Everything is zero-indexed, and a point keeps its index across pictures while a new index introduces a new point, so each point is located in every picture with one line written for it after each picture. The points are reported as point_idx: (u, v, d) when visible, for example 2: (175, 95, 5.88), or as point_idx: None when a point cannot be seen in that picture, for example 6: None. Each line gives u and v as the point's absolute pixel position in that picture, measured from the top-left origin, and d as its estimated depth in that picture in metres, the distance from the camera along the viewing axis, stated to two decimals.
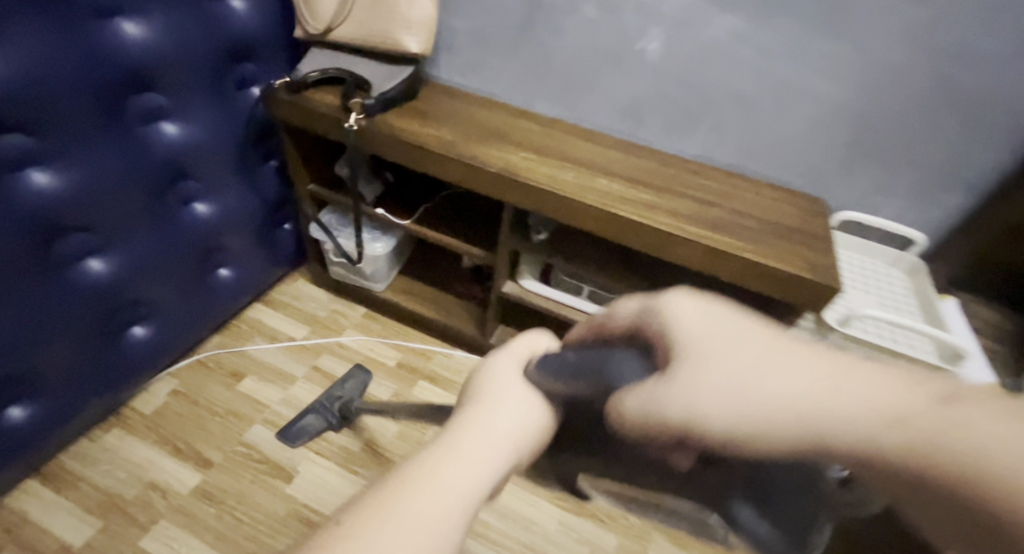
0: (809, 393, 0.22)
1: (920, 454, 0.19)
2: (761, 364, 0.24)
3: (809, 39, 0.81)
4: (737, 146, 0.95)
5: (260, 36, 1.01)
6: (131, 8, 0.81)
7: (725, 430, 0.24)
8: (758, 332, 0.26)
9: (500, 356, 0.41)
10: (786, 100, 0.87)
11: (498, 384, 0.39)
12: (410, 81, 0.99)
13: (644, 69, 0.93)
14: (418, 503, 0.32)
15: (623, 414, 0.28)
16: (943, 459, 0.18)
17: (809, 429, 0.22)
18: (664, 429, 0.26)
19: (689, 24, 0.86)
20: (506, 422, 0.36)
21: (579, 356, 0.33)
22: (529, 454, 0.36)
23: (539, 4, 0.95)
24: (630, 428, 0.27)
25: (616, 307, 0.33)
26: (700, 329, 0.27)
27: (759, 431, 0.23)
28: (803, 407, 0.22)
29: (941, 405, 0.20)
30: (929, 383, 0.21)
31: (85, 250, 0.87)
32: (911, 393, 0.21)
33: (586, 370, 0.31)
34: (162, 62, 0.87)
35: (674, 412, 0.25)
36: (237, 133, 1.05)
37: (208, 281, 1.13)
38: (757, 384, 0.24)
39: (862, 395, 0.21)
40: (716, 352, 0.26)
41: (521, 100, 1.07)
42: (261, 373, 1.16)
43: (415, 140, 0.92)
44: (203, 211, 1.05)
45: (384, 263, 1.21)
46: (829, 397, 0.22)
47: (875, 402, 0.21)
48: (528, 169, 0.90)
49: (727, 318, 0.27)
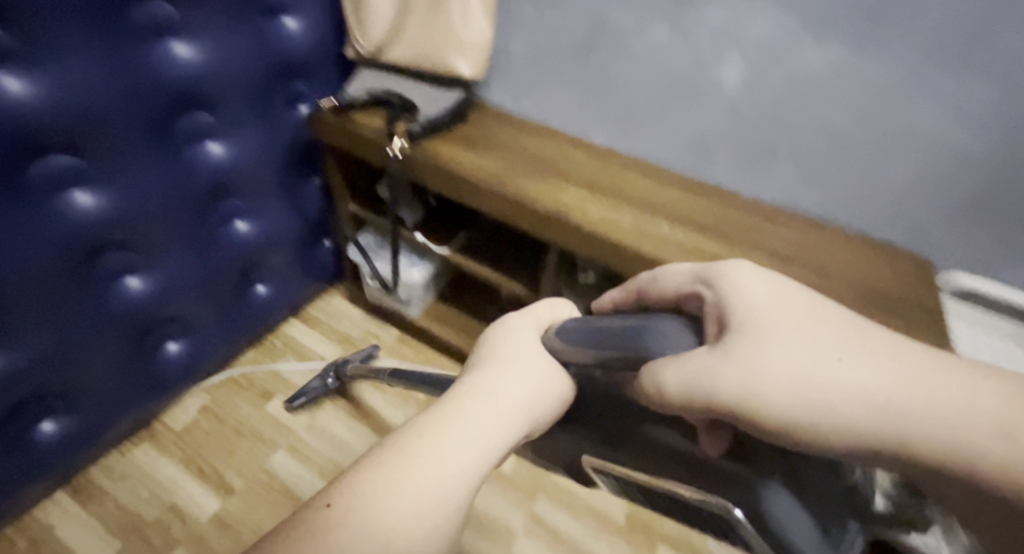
0: (872, 386, 0.28)
1: (972, 458, 0.26)
2: (825, 347, 0.31)
3: (925, 75, 0.69)
4: (822, 188, 0.83)
5: (310, 54, 0.98)
6: (185, 29, 0.79)
7: (789, 402, 0.30)
8: (822, 319, 0.32)
9: (513, 321, 0.45)
10: (894, 144, 0.75)
11: (510, 348, 0.42)
12: (459, 107, 0.94)
13: (718, 100, 0.84)
14: (437, 456, 0.34)
15: (665, 377, 0.33)
16: (981, 461, 0.26)
17: (879, 418, 0.28)
18: (713, 399, 0.32)
19: (778, 52, 0.77)
20: (519, 385, 0.39)
21: (614, 326, 0.37)
22: (542, 416, 0.39)
23: (605, 27, 0.88)
24: (673, 392, 0.33)
25: (661, 281, 0.39)
26: (764, 311, 0.33)
27: (821, 410, 0.29)
28: (871, 399, 0.28)
29: (998, 416, 0.26)
30: (987, 387, 0.28)
31: (123, 268, 0.86)
32: (971, 398, 0.27)
33: (628, 337, 0.35)
34: (212, 82, 0.85)
35: (733, 383, 0.31)
36: (282, 152, 1.03)
37: (244, 297, 1.11)
38: (823, 373, 0.30)
39: (929, 397, 0.27)
40: (778, 335, 0.32)
41: (576, 127, 1.00)
42: (291, 395, 1.14)
43: (459, 171, 0.86)
44: (243, 229, 1.04)
45: (421, 290, 1.16)
46: (893, 395, 0.28)
47: (942, 404, 0.27)
48: (578, 207, 0.82)
49: (792, 303, 0.33)
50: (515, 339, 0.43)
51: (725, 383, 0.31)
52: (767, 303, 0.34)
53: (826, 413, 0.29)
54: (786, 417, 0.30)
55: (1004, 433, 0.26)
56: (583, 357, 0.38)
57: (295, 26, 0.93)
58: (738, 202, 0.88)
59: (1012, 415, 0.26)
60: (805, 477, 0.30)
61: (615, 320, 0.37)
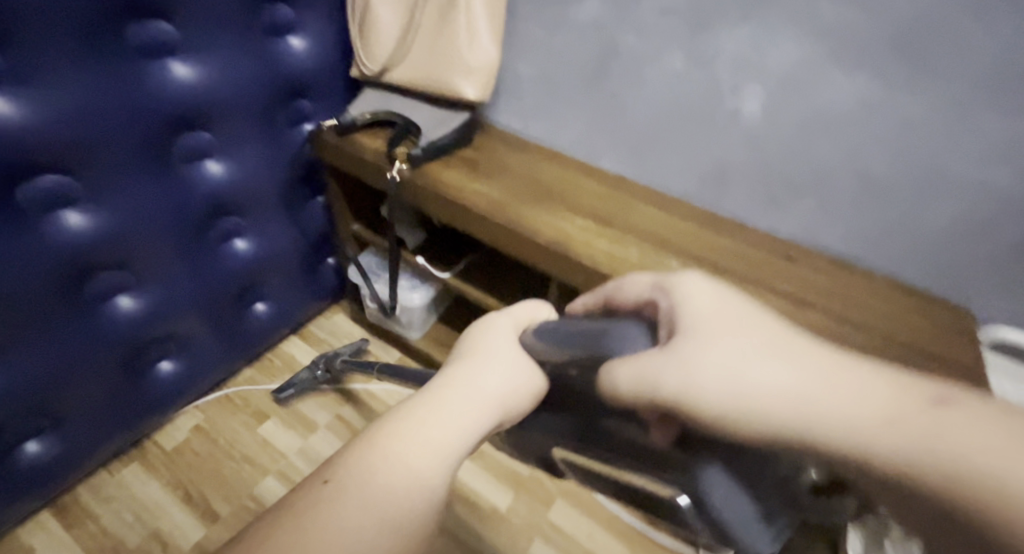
0: (798, 388, 0.26)
1: (922, 457, 0.21)
2: (749, 354, 0.29)
3: (964, 112, 0.63)
4: (849, 226, 0.77)
5: (315, 74, 0.98)
6: (184, 48, 0.78)
7: (715, 406, 0.28)
8: (759, 327, 0.31)
9: (494, 319, 0.43)
10: (926, 182, 0.69)
11: (486, 343, 0.40)
12: (464, 130, 0.91)
13: (737, 132, 0.79)
14: (409, 458, 0.33)
15: (616, 378, 0.31)
16: (937, 460, 0.21)
17: (798, 420, 0.25)
18: (650, 398, 0.30)
19: (801, 83, 0.72)
20: (496, 373, 0.38)
21: (581, 329, 0.36)
22: (516, 413, 0.38)
23: (617, 52, 0.84)
24: (621, 391, 0.31)
25: (626, 285, 0.39)
26: (703, 314, 0.32)
27: (747, 409, 0.27)
28: (797, 400, 0.26)
29: (931, 408, 0.22)
30: (922, 388, 0.24)
31: (116, 287, 0.85)
32: (904, 398, 0.23)
33: (586, 340, 0.35)
34: (211, 101, 0.84)
35: (667, 381, 0.30)
36: (284, 171, 1.02)
37: (243, 316, 1.10)
38: (746, 373, 0.28)
39: (854, 395, 0.24)
40: (712, 336, 0.31)
41: (585, 153, 0.95)
42: (285, 418, 1.11)
43: (459, 198, 0.83)
44: (243, 248, 1.03)
45: (421, 314, 1.12)
46: (820, 396, 0.25)
47: (870, 403, 0.24)
48: (580, 240, 0.78)
49: (731, 310, 0.32)
50: (494, 334, 0.42)
51: (664, 382, 0.30)
52: (706, 310, 0.33)
53: (748, 413, 0.27)
54: (730, 422, 0.27)
55: (937, 430, 0.21)
56: (552, 356, 0.37)
57: (299, 46, 0.93)
58: (754, 238, 0.82)
59: (933, 397, 0.23)
60: (757, 472, 0.26)
61: (586, 325, 0.37)
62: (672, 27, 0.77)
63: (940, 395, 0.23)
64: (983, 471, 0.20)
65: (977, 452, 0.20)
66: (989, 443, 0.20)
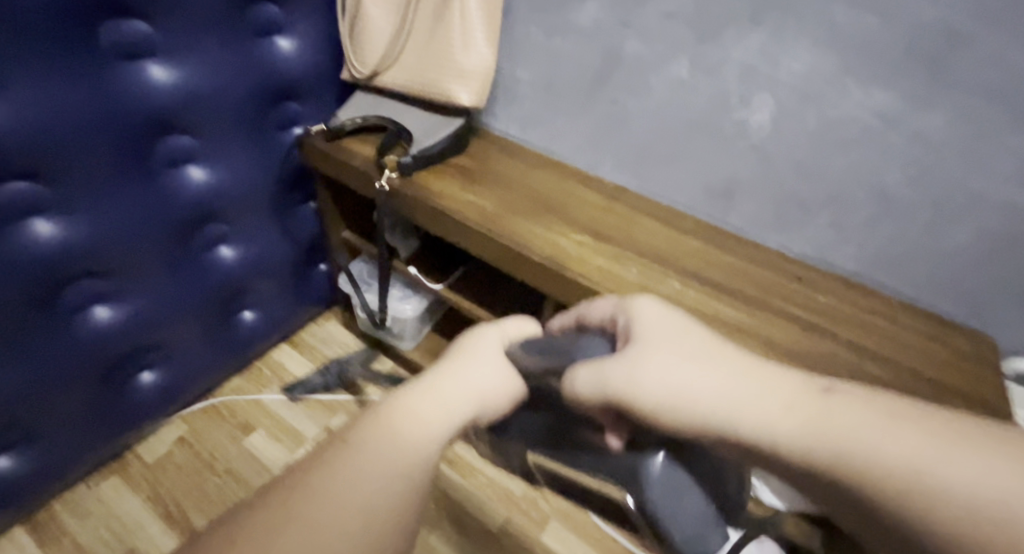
0: (738, 394, 0.33)
1: (827, 443, 0.29)
2: (693, 359, 0.36)
3: (991, 130, 0.58)
4: (862, 247, 0.72)
5: (304, 76, 0.94)
6: (160, 50, 0.75)
7: (666, 404, 0.34)
8: (696, 334, 0.39)
9: (483, 328, 0.45)
10: (949, 204, 0.64)
11: (473, 347, 0.43)
12: (458, 136, 0.87)
13: (744, 144, 0.74)
14: (400, 445, 0.35)
15: (577, 381, 0.38)
16: (842, 446, 0.28)
17: (723, 413, 0.32)
18: (608, 397, 0.37)
19: (814, 95, 0.67)
20: (479, 375, 0.41)
21: (555, 340, 0.43)
22: (494, 407, 0.41)
23: (618, 58, 0.79)
24: (582, 391, 0.38)
25: (595, 308, 0.47)
26: (653, 326, 0.40)
27: (685, 403, 0.34)
28: (728, 401, 0.33)
29: (828, 397, 0.31)
30: (817, 379, 0.33)
31: (92, 296, 0.83)
32: (810, 394, 0.31)
33: (559, 349, 0.41)
34: (191, 105, 0.81)
35: (627, 384, 0.36)
36: (272, 176, 0.99)
37: (229, 324, 1.07)
38: (693, 378, 0.35)
39: (782, 399, 0.31)
40: (664, 345, 0.38)
41: (586, 162, 0.92)
42: (272, 430, 1.08)
43: (451, 209, 0.79)
44: (229, 255, 1.00)
45: (413, 324, 1.08)
46: (751, 399, 0.32)
47: (793, 406, 0.31)
48: (577, 256, 0.73)
49: (675, 321, 0.40)
50: (482, 345, 0.44)
51: (618, 380, 0.36)
52: (652, 323, 0.40)
53: (685, 407, 0.34)
54: (666, 412, 0.34)
55: (843, 422, 0.29)
56: (529, 364, 0.42)
57: (287, 47, 0.89)
58: (762, 256, 0.78)
59: (846, 398, 0.31)
60: (695, 464, 0.33)
61: (559, 338, 0.44)
62: (677, 32, 0.72)
63: (829, 385, 0.32)
64: (884, 460, 0.27)
65: (885, 449, 0.27)
66: (885, 438, 0.28)
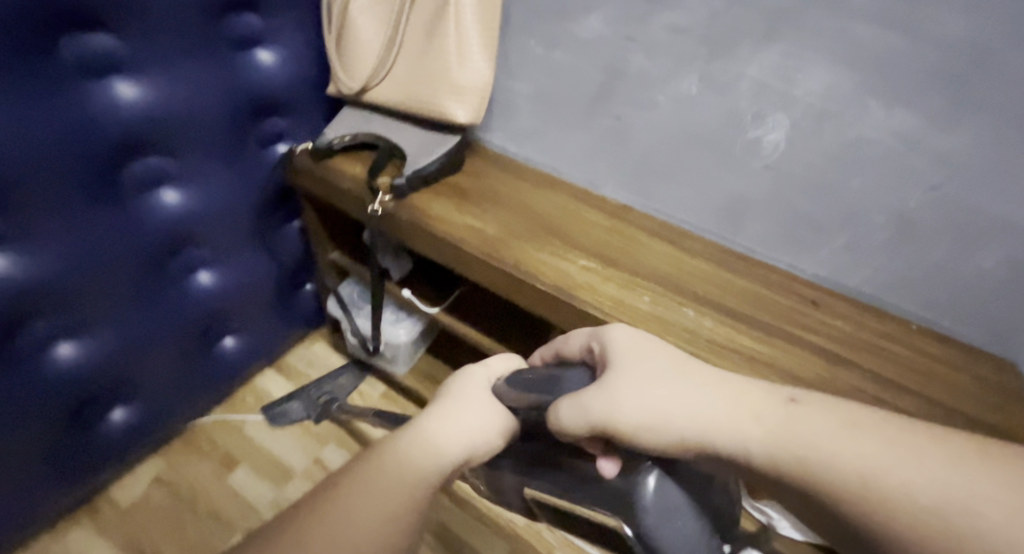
0: (713, 413, 0.35)
1: (801, 459, 0.31)
2: (666, 382, 0.38)
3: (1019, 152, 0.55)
4: (879, 271, 0.69)
5: (288, 89, 0.88)
6: (129, 68, 0.70)
7: (647, 427, 0.36)
8: (663, 356, 0.41)
9: (470, 371, 0.50)
10: (971, 231, 0.61)
11: (464, 389, 0.48)
12: (454, 154, 0.82)
13: (757, 164, 0.71)
14: (392, 476, 0.39)
15: (560, 413, 0.40)
16: (817, 461, 0.31)
17: (701, 434, 0.35)
18: (592, 425, 0.38)
19: (832, 114, 0.63)
20: (469, 415, 0.45)
21: (538, 375, 0.45)
22: (485, 445, 0.45)
23: (621, 73, 0.75)
24: (567, 423, 0.39)
25: (570, 338, 0.49)
26: (625, 351, 0.42)
27: (666, 424, 0.36)
28: (704, 421, 0.35)
29: (792, 410, 0.33)
30: (780, 396, 0.35)
31: (56, 333, 0.76)
32: (777, 409, 0.34)
33: (545, 384, 0.43)
34: (164, 125, 0.76)
35: (608, 412, 0.37)
36: (255, 195, 0.93)
37: (209, 353, 1.00)
38: (671, 400, 0.37)
39: (749, 414, 0.34)
40: (637, 369, 0.40)
41: (586, 179, 0.86)
42: (257, 463, 1.02)
43: (450, 235, 0.74)
44: (208, 281, 0.94)
45: (407, 349, 1.03)
46: (723, 419, 0.34)
47: (760, 419, 0.34)
48: (586, 284, 0.69)
49: (641, 342, 0.42)
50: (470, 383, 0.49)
51: (596, 405, 0.38)
52: (623, 348, 0.42)
53: (663, 427, 0.36)
54: (649, 434, 0.36)
55: (811, 435, 0.32)
56: (516, 401, 0.45)
57: (267, 60, 0.84)
58: (779, 279, 0.74)
59: (808, 410, 0.33)
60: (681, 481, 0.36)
61: (542, 371, 0.46)
62: (686, 47, 0.69)
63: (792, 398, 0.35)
64: (858, 470, 0.29)
65: (859, 461, 0.30)
66: (855, 449, 0.30)
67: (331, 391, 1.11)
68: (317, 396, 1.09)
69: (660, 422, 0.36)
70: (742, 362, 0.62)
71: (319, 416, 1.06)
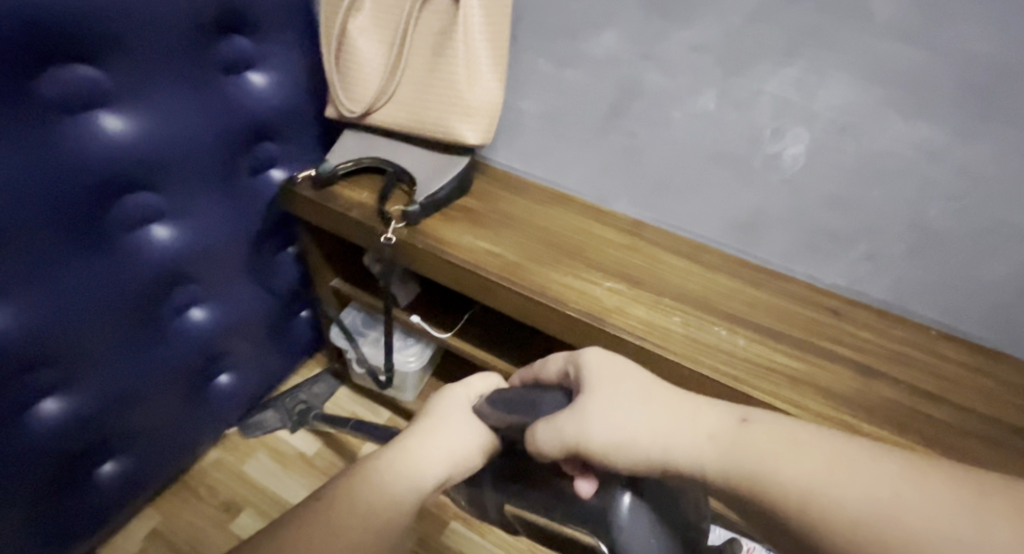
0: (673, 432, 0.34)
1: (754, 477, 0.30)
2: (628, 401, 0.37)
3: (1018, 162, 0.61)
4: (900, 279, 0.68)
5: (283, 113, 0.84)
6: (115, 99, 0.64)
7: (605, 446, 0.35)
8: (633, 375, 0.39)
9: (450, 389, 0.47)
10: (992, 241, 0.62)
11: (445, 409, 0.45)
12: (464, 176, 0.79)
13: (777, 178, 0.71)
14: (369, 504, 0.38)
15: (534, 436, 0.38)
16: (770, 479, 0.29)
17: (659, 452, 0.33)
18: (559, 447, 0.37)
19: (854, 129, 0.64)
20: (450, 438, 0.43)
21: (518, 393, 0.42)
22: (465, 468, 0.43)
23: (635, 91, 0.75)
24: (539, 446, 0.38)
25: (550, 361, 0.45)
26: (596, 370, 0.40)
27: (625, 444, 0.34)
28: (663, 440, 0.34)
29: (742, 428, 0.32)
30: (744, 414, 0.34)
31: (42, 389, 0.70)
32: (726, 423, 0.33)
33: (521, 405, 0.41)
34: (154, 158, 0.70)
35: (570, 434, 0.36)
36: (250, 226, 0.87)
37: (205, 394, 0.95)
38: (633, 420, 0.35)
39: (704, 431, 0.33)
40: (604, 388, 0.38)
41: (594, 195, 0.83)
42: (261, 507, 0.96)
43: (469, 262, 0.71)
44: (203, 318, 0.88)
45: (415, 376, 0.99)
46: (682, 438, 0.33)
47: (714, 436, 0.33)
48: (615, 308, 0.67)
49: (613, 362, 0.40)
50: (449, 403, 0.46)
51: (568, 427, 0.36)
52: (595, 367, 0.40)
53: (624, 447, 0.34)
54: (618, 456, 0.34)
55: (765, 452, 0.30)
56: (500, 421, 0.42)
57: (261, 83, 0.79)
58: (802, 292, 0.74)
59: (770, 425, 0.32)
60: (649, 498, 0.36)
61: (520, 390, 0.43)
62: (704, 65, 0.69)
63: (749, 417, 0.33)
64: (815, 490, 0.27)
65: (816, 482, 0.27)
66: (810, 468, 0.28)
67: (305, 399, 1.08)
68: (293, 404, 1.06)
69: (632, 440, 0.34)
70: (784, 382, 0.61)
71: (296, 425, 1.04)
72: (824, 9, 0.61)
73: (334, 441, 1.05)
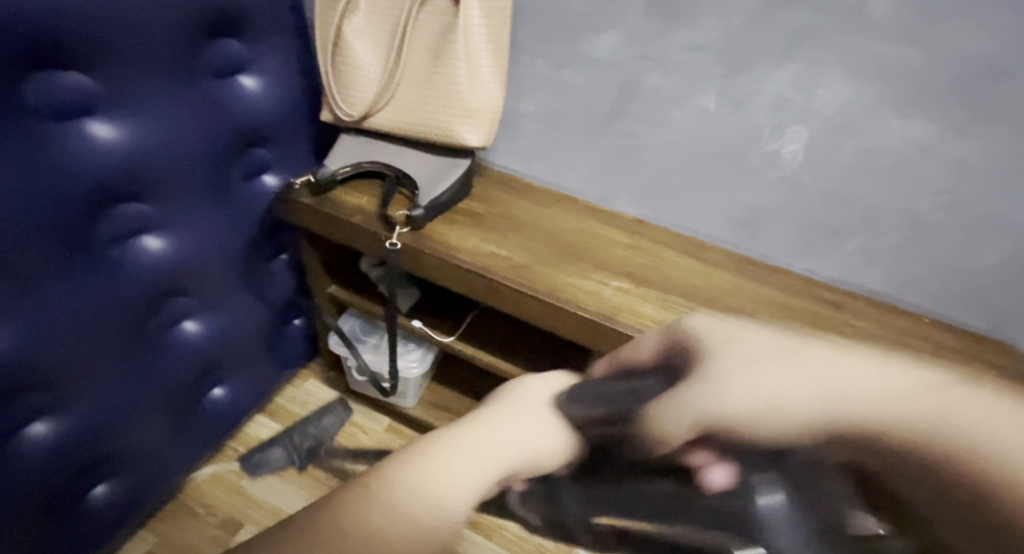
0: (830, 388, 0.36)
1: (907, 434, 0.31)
2: (780, 363, 0.40)
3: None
4: (888, 271, 0.72)
5: (275, 118, 0.81)
6: (105, 106, 0.61)
7: (745, 411, 0.38)
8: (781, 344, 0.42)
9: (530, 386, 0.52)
10: (980, 231, 0.64)
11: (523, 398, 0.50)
12: (466, 178, 0.78)
13: (775, 175, 0.73)
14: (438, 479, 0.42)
15: (659, 416, 0.43)
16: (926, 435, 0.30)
17: (820, 408, 0.35)
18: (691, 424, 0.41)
19: (853, 127, 0.66)
20: (521, 431, 0.46)
21: (619, 389, 0.47)
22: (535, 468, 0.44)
23: (635, 91, 0.76)
24: (661, 426, 0.43)
25: (642, 347, 0.50)
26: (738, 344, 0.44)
27: (773, 404, 0.37)
28: (815, 395, 0.36)
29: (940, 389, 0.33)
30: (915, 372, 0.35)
31: (31, 411, 0.67)
32: (899, 378, 0.35)
33: (618, 399, 0.46)
34: (145, 166, 0.68)
35: (709, 408, 0.40)
36: (243, 234, 0.85)
37: (198, 408, 0.92)
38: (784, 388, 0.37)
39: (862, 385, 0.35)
40: (744, 358, 0.42)
41: (598, 195, 0.84)
42: (261, 522, 0.94)
43: (477, 265, 0.70)
44: (195, 331, 0.85)
45: (417, 380, 0.99)
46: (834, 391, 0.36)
47: (866, 389, 0.35)
48: (625, 307, 0.68)
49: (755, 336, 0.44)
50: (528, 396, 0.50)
51: (705, 400, 0.40)
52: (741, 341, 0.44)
53: (775, 412, 0.36)
54: (764, 426, 0.36)
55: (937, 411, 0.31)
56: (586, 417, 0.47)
57: (253, 86, 0.77)
58: (801, 285, 0.75)
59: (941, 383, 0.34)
60: (794, 473, 0.34)
61: (621, 384, 0.48)
62: (703, 63, 0.70)
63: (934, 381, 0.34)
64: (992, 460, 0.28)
65: (993, 454, 0.28)
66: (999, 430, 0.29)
67: (314, 432, 1.05)
68: (302, 439, 1.04)
69: (783, 405, 0.37)
70: None
71: (304, 461, 1.01)
72: (824, 8, 0.61)
73: (331, 452, 1.03)
